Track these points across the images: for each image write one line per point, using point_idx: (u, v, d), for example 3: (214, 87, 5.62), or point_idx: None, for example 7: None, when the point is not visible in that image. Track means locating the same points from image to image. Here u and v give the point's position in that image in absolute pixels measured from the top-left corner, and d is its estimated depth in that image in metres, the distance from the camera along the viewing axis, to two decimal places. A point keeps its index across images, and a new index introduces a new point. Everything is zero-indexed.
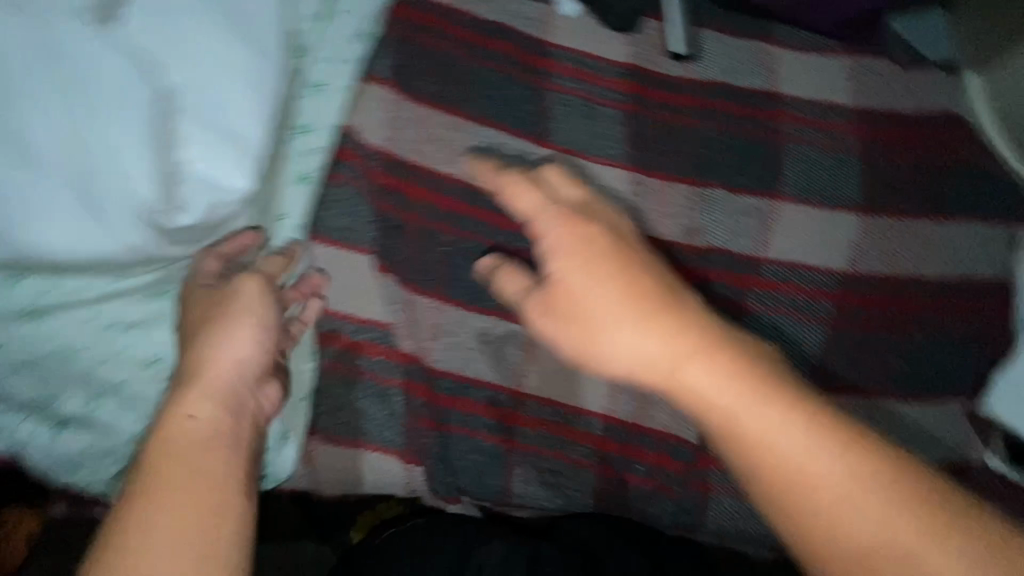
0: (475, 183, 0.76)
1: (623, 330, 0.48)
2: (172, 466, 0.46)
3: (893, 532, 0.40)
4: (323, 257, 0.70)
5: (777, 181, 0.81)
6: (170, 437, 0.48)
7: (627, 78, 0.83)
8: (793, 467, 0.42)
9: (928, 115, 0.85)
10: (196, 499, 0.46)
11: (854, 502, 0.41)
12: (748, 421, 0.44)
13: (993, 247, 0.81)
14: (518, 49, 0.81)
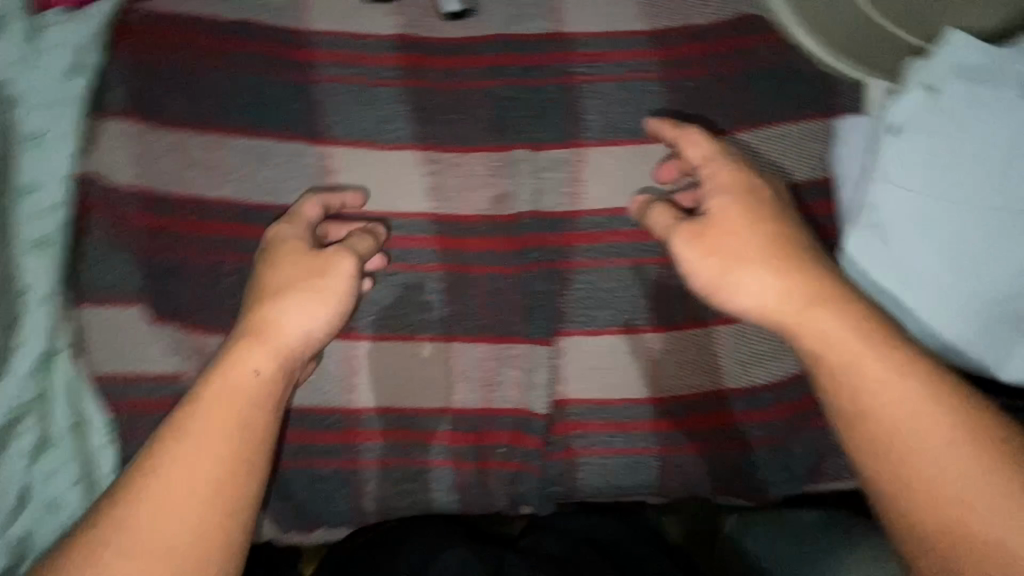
0: (250, 204, 0.70)
1: (756, 279, 0.59)
2: (218, 408, 0.55)
3: (942, 453, 0.50)
4: (93, 323, 0.66)
5: (580, 126, 0.77)
6: (225, 386, 0.56)
7: (398, 51, 0.76)
8: (893, 408, 0.52)
9: (729, 23, 0.80)
10: (217, 450, 0.53)
11: (933, 445, 0.51)
12: (861, 368, 0.54)
13: (811, 148, 0.78)
14: (269, 44, 0.73)
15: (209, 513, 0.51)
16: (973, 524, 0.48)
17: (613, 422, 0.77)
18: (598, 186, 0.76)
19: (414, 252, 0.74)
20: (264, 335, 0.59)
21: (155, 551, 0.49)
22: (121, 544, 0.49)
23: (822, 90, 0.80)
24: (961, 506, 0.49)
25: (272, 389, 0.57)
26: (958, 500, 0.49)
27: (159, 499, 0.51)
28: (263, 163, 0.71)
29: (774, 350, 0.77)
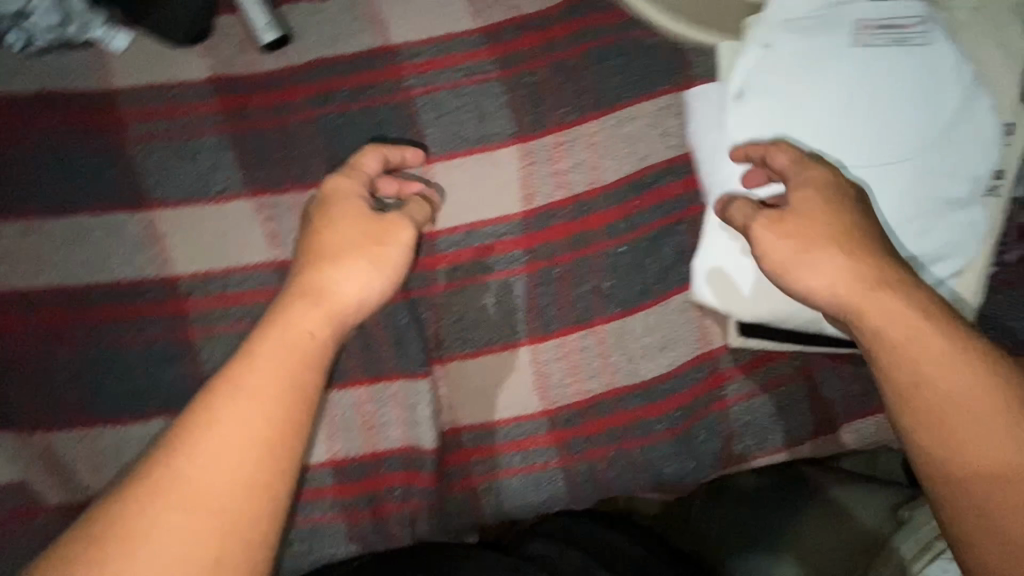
0: (79, 289, 0.67)
1: (818, 259, 0.52)
2: (274, 360, 0.49)
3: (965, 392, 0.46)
4: None
5: (422, 143, 0.73)
6: (287, 336, 0.50)
7: (215, 95, 0.72)
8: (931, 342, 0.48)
9: (562, 5, 0.75)
10: (214, 453, 0.46)
11: (957, 369, 0.47)
12: (888, 318, 0.49)
13: (670, 123, 0.73)
14: (73, 113, 0.69)
15: (245, 473, 0.46)
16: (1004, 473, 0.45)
17: (510, 441, 0.75)
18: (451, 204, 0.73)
19: (261, 305, 0.69)
20: (335, 308, 0.53)
21: (176, 510, 0.44)
22: (167, 498, 0.44)
23: (675, 60, 0.74)
24: (981, 442, 0.46)
25: (320, 348, 0.51)
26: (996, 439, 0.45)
27: (182, 465, 0.45)
28: (88, 240, 0.67)
29: (661, 341, 0.74)
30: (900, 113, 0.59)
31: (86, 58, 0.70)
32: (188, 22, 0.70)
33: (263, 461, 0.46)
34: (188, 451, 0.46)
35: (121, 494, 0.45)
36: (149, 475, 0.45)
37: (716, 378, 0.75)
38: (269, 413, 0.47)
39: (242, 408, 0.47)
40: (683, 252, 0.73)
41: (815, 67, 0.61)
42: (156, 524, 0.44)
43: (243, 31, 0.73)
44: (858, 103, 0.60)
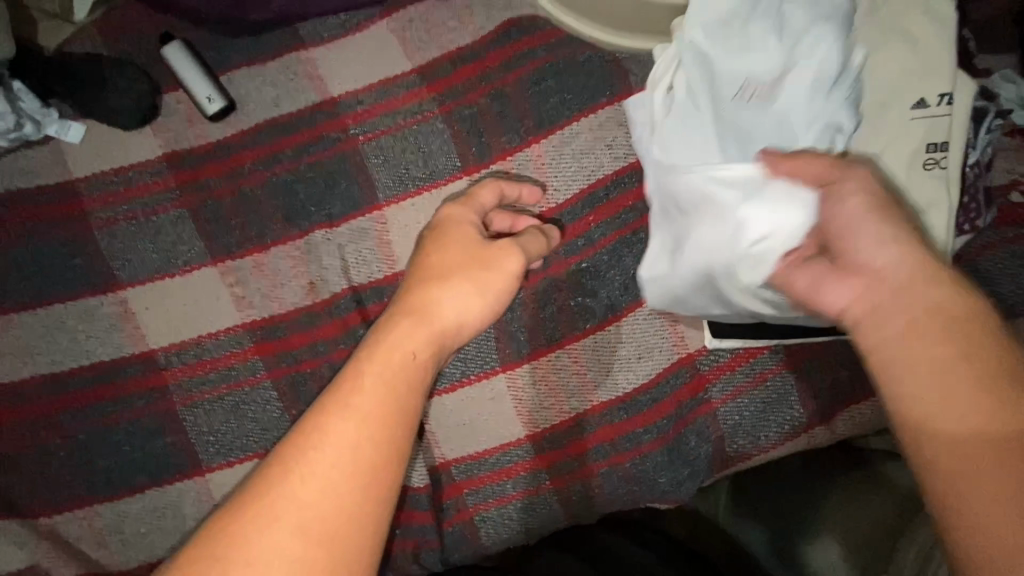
0: (59, 375, 0.68)
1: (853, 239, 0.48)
2: (382, 373, 0.48)
3: (993, 388, 0.38)
4: None
5: (373, 188, 0.74)
6: (386, 356, 0.49)
7: (170, 171, 0.74)
8: (945, 322, 0.42)
9: (490, 35, 0.77)
10: (324, 487, 0.42)
11: (941, 363, 0.40)
12: (895, 300, 0.44)
13: (615, 135, 0.74)
14: (39, 209, 0.72)
15: (360, 486, 0.43)
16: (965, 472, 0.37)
17: (498, 470, 0.74)
18: (406, 241, 0.73)
19: (238, 367, 0.70)
20: (437, 334, 0.53)
21: (292, 521, 0.41)
22: (275, 515, 0.41)
23: (609, 73, 0.76)
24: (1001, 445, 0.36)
25: (425, 369, 0.51)
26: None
27: (294, 479, 0.42)
28: (64, 327, 0.69)
29: (637, 351, 0.73)
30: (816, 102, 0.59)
31: (46, 155, 0.73)
32: (136, 105, 0.73)
33: (377, 477, 0.44)
34: (304, 465, 0.43)
35: (236, 511, 0.41)
36: (262, 490, 0.42)
37: (698, 379, 0.74)
38: (383, 429, 0.45)
39: (355, 422, 0.45)
40: None
41: (735, 54, 0.61)
42: (269, 542, 0.40)
43: (190, 106, 0.76)
44: (777, 91, 0.60)
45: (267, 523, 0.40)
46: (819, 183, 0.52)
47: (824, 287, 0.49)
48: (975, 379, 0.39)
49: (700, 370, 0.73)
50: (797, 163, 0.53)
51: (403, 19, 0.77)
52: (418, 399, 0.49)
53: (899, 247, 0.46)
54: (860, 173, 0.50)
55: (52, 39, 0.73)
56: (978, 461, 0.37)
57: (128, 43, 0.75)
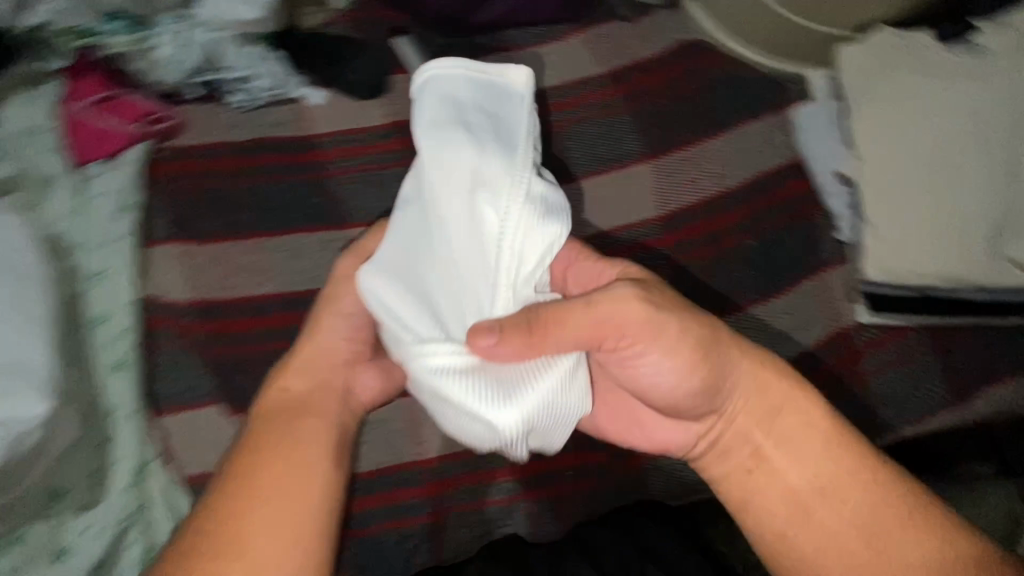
0: (292, 295, 0.76)
1: (650, 366, 0.55)
2: (258, 429, 0.57)
3: (833, 477, 0.56)
4: (174, 429, 0.68)
5: (569, 163, 0.84)
6: (283, 393, 0.59)
7: (395, 136, 0.86)
8: (788, 435, 0.58)
9: (671, 51, 0.90)
10: (299, 488, 0.53)
11: (781, 486, 0.58)
12: (740, 433, 0.60)
13: (778, 137, 0.85)
14: (283, 155, 0.83)
15: (319, 498, 0.54)
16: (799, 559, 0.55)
17: None
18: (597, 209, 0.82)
19: None
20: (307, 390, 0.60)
21: (263, 539, 0.50)
22: (269, 506, 0.52)
23: (773, 88, 0.88)
24: (845, 517, 0.55)
25: (328, 410, 0.59)
26: (865, 511, 0.54)
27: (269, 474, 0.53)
28: (302, 254, 0.78)
29: (798, 323, 0.81)
30: (555, 235, 0.56)
31: (292, 112, 0.85)
32: (373, 80, 0.86)
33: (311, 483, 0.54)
34: (255, 486, 0.53)
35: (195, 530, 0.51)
36: (238, 502, 0.52)
37: (850, 353, 0.81)
38: (302, 473, 0.54)
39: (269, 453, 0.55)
40: (806, 244, 0.82)
41: (428, 236, 0.55)
42: (257, 540, 0.50)
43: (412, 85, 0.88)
44: (952, 109, 0.74)
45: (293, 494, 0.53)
46: (616, 342, 0.54)
47: (653, 432, 0.63)
48: (820, 476, 0.57)
49: (853, 345, 0.81)
50: (571, 324, 0.51)
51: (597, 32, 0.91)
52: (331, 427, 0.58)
53: (747, 364, 0.59)
54: (657, 318, 0.54)
55: (313, 23, 0.89)
56: (828, 526, 0.55)
57: (370, 32, 0.89)
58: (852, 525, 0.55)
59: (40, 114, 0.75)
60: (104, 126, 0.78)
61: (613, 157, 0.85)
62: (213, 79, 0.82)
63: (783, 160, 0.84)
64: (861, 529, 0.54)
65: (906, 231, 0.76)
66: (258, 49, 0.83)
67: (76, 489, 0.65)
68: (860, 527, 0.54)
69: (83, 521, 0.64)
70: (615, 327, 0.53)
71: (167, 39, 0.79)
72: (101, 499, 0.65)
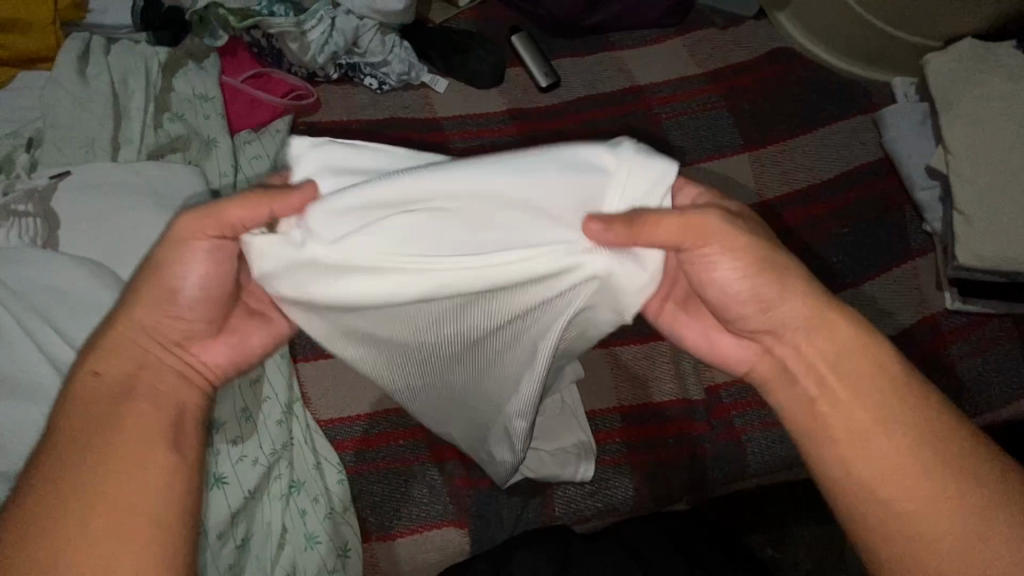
0: None
1: (715, 271, 0.49)
2: (72, 428, 0.44)
3: (905, 434, 0.47)
4: (311, 374, 0.75)
5: (672, 152, 0.92)
6: (79, 402, 0.46)
7: (512, 122, 0.93)
8: (858, 383, 0.49)
9: (760, 57, 0.99)
10: (94, 490, 0.42)
11: (852, 432, 0.48)
12: (808, 361, 0.51)
13: (865, 137, 0.93)
14: (412, 133, 0.90)
15: (165, 486, 0.44)
16: (872, 512, 0.47)
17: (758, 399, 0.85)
18: None
19: None
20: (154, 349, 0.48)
21: (113, 528, 0.41)
22: (37, 531, 0.41)
23: (858, 93, 0.96)
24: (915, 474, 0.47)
25: (144, 397, 0.47)
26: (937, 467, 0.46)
27: (53, 504, 0.42)
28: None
29: (886, 306, 0.86)
30: (663, 173, 0.43)
31: (419, 97, 0.93)
32: (492, 71, 0.94)
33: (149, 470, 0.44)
34: (79, 478, 0.42)
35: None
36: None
37: (938, 338, 0.85)
38: (140, 461, 0.44)
39: (66, 457, 0.43)
40: (894, 233, 0.88)
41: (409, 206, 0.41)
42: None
43: (526, 80, 0.97)
44: None
45: (80, 523, 0.41)
46: (694, 244, 0.47)
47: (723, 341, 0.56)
48: (893, 439, 0.47)
49: (941, 330, 0.85)
50: (664, 224, 0.43)
51: (691, 39, 1.00)
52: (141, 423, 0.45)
53: (801, 305, 0.50)
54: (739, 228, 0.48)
55: (438, 16, 0.98)
56: (903, 487, 0.47)
57: (488, 30, 0.98)
58: (924, 472, 0.47)
59: (208, 84, 0.83)
60: (257, 98, 0.86)
61: (713, 150, 0.92)
62: (353, 63, 0.91)
63: (869, 158, 0.91)
64: (942, 479, 0.46)
65: (1001, 218, 0.80)
66: (393, 37, 0.92)
67: (229, 421, 0.67)
68: (936, 491, 0.46)
69: (237, 450, 0.66)
70: (695, 226, 0.46)
71: (321, 24, 0.87)
72: (253, 432, 0.68)
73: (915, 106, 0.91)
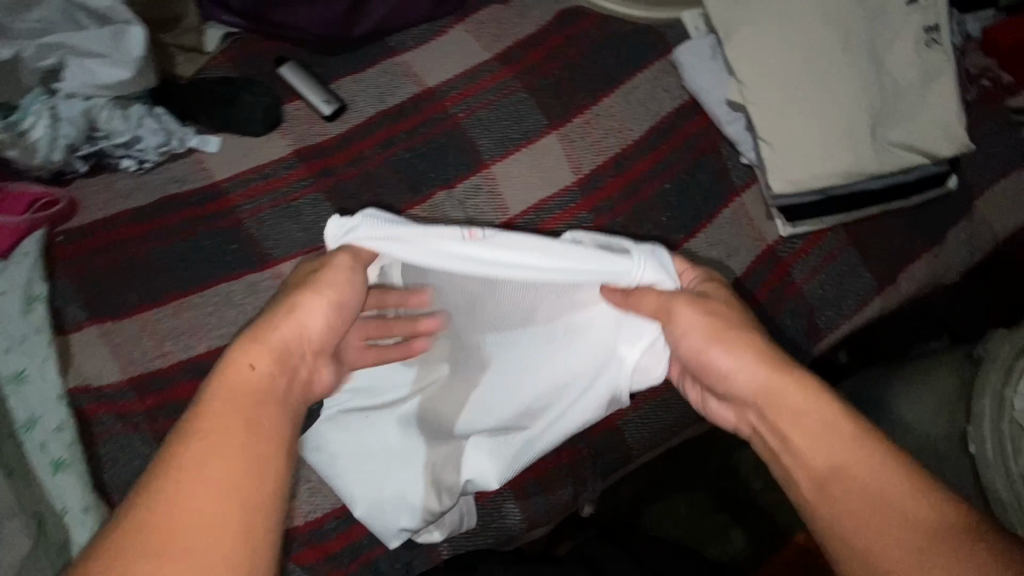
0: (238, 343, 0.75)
1: (718, 353, 0.58)
2: (239, 382, 0.49)
3: (883, 495, 0.47)
4: None
5: (479, 151, 0.86)
6: (240, 381, 0.49)
7: (301, 164, 0.85)
8: (813, 435, 0.51)
9: (551, 23, 0.93)
10: (234, 466, 0.44)
11: (873, 512, 0.47)
12: (814, 433, 0.51)
13: (669, 82, 0.89)
14: (190, 209, 0.80)
15: (272, 474, 0.46)
16: None
17: None
18: (516, 189, 0.85)
19: None
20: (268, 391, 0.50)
21: (237, 512, 0.43)
22: (184, 497, 0.42)
23: (654, 37, 0.92)
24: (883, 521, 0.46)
25: (279, 423, 0.49)
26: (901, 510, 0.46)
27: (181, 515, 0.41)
28: (231, 303, 0.76)
29: (726, 251, 0.84)
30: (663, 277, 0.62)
31: (190, 164, 0.83)
32: (264, 113, 0.85)
33: (268, 463, 0.46)
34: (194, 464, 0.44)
35: (116, 543, 0.40)
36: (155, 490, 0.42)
37: (781, 267, 0.84)
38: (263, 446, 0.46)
39: (209, 479, 0.43)
40: (718, 174, 0.86)
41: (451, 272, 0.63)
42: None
43: (307, 112, 0.88)
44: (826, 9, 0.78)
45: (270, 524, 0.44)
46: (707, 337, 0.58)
47: (709, 402, 0.63)
48: (912, 515, 0.46)
49: (782, 259, 0.84)
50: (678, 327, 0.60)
51: (473, 24, 0.94)
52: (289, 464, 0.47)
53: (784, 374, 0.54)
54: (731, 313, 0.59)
55: (185, 69, 0.88)
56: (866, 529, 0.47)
57: (249, 68, 0.88)
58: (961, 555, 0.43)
59: None
60: None
61: (519, 137, 0.87)
62: (100, 149, 0.80)
63: (677, 103, 0.88)
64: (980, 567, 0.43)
65: (812, 135, 0.78)
66: (138, 108, 0.81)
67: None
68: (909, 520, 0.46)
69: None
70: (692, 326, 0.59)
71: (41, 120, 0.76)
72: None
73: (704, 39, 0.88)
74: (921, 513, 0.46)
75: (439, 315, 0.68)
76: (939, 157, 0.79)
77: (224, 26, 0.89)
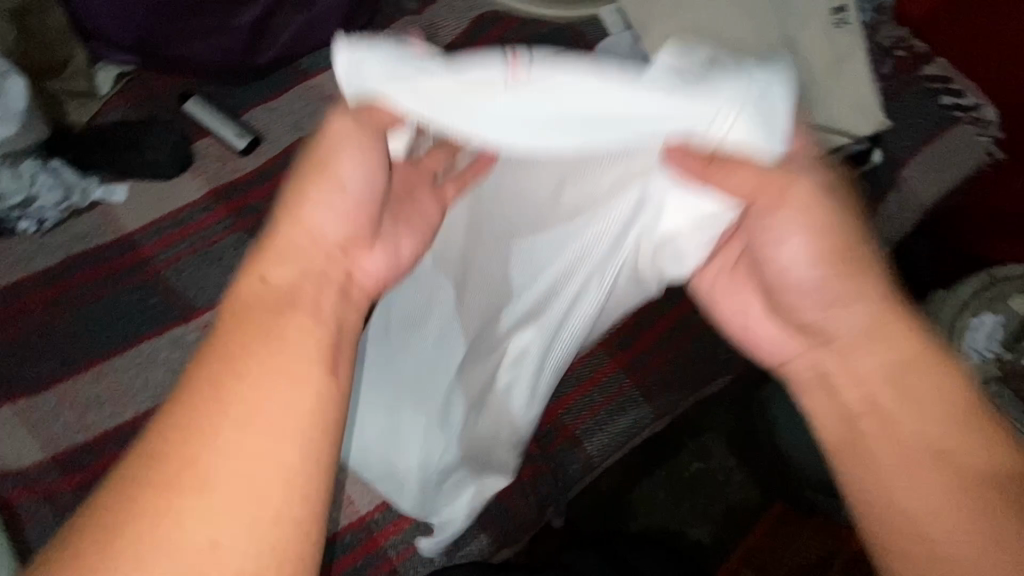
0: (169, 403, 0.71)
1: (797, 255, 0.47)
2: (260, 300, 0.43)
3: (952, 469, 0.43)
4: None
5: None
6: (255, 297, 0.43)
7: (218, 204, 0.80)
8: (912, 388, 0.44)
9: (467, 31, 0.90)
10: (259, 409, 0.40)
11: (935, 480, 0.43)
12: (906, 385, 0.44)
13: None
14: (102, 266, 0.76)
15: (298, 421, 0.40)
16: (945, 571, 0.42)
17: (582, 382, 0.81)
18: None
19: None
20: (292, 293, 0.44)
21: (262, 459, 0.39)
22: (206, 443, 0.38)
23: (572, 36, 0.90)
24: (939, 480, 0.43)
25: (308, 350, 0.43)
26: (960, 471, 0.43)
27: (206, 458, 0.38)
28: (157, 360, 0.72)
29: None
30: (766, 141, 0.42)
31: (96, 216, 0.78)
32: (171, 154, 0.80)
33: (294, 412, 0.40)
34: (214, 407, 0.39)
35: (134, 471, 0.38)
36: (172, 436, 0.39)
37: None
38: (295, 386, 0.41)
39: (234, 424, 0.39)
40: None
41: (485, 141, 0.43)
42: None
43: (219, 147, 0.83)
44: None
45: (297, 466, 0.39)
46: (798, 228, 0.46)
47: (752, 309, 0.52)
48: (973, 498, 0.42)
49: None
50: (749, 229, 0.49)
51: None
52: (324, 388, 0.42)
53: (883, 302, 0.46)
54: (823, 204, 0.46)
55: (80, 115, 0.83)
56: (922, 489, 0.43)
57: (151, 108, 0.84)
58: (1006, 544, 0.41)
59: None
60: None
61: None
62: None
63: None
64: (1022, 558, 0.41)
65: None
66: (29, 164, 0.76)
67: None
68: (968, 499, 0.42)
69: None
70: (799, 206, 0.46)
71: None
72: None
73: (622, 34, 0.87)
74: (986, 500, 0.42)
75: (457, 219, 0.62)
76: (860, 135, 0.79)
77: (117, 65, 0.84)
